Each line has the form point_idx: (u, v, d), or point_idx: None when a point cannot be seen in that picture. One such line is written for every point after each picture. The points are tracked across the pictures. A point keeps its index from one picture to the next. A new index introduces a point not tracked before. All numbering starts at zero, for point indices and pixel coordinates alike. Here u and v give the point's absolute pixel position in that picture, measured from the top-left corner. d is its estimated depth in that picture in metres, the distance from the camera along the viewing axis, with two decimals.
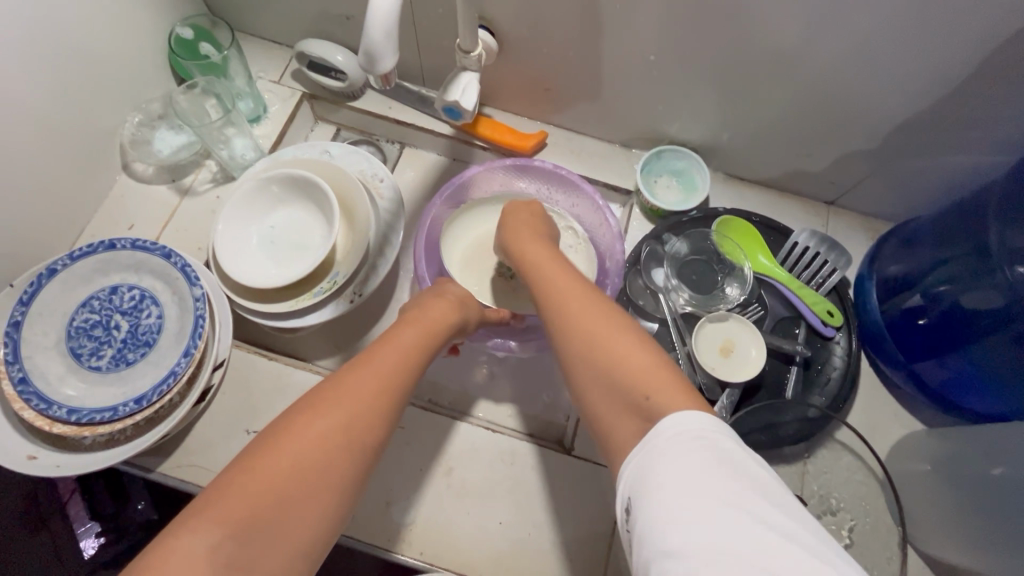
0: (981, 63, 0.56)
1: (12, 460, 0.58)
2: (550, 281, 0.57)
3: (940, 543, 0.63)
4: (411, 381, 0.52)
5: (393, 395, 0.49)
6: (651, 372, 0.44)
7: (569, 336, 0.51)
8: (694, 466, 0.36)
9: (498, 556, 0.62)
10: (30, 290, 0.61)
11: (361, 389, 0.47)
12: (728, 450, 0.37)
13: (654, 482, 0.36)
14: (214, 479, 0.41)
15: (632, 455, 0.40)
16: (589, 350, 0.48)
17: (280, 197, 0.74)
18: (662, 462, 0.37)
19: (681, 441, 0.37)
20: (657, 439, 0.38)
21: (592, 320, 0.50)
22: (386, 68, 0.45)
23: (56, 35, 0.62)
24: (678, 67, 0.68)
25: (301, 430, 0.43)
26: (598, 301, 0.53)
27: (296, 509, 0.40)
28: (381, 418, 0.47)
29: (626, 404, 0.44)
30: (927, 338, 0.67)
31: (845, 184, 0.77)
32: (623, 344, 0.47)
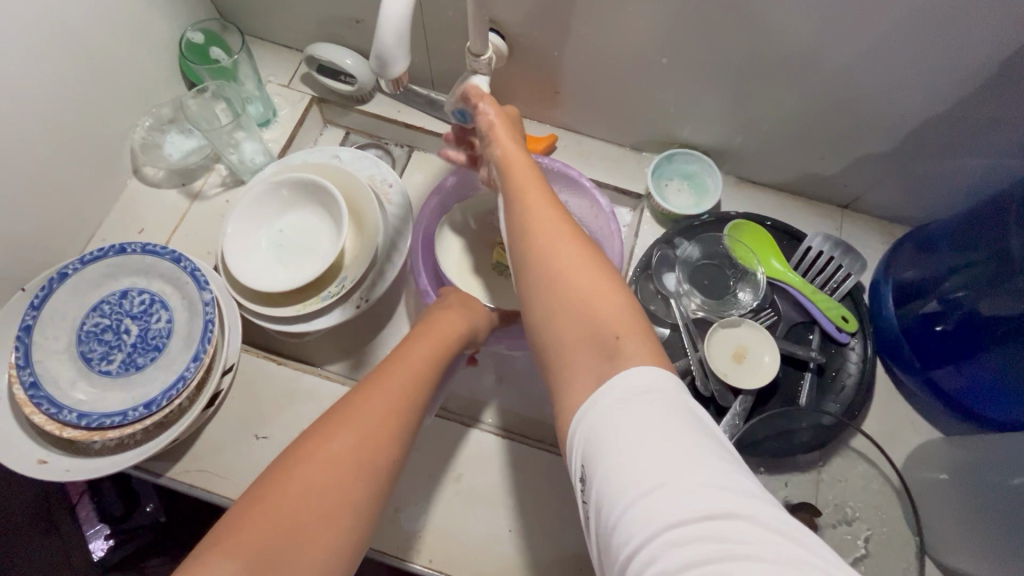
0: (1001, 65, 0.55)
1: (22, 464, 0.59)
2: (522, 196, 0.51)
3: (958, 554, 0.62)
4: (424, 394, 0.52)
5: (406, 410, 0.49)
6: (622, 314, 0.44)
7: (535, 261, 0.47)
8: (646, 415, 0.36)
9: (506, 564, 0.61)
10: (42, 294, 0.62)
11: (372, 409, 0.47)
12: (677, 399, 0.37)
13: (608, 434, 0.36)
14: (229, 508, 0.40)
15: (591, 397, 0.39)
16: (556, 277, 0.46)
17: (290, 201, 0.74)
18: (614, 412, 0.37)
19: (633, 391, 0.38)
20: (608, 385, 0.38)
21: (566, 250, 0.47)
22: (398, 72, 0.44)
23: (69, 40, 0.62)
24: (690, 70, 0.67)
25: (315, 454, 0.43)
26: (572, 223, 0.49)
27: (315, 532, 0.40)
28: (395, 433, 0.47)
29: (590, 339, 0.43)
30: (945, 345, 0.66)
31: (860, 188, 0.76)
32: (594, 280, 0.45)
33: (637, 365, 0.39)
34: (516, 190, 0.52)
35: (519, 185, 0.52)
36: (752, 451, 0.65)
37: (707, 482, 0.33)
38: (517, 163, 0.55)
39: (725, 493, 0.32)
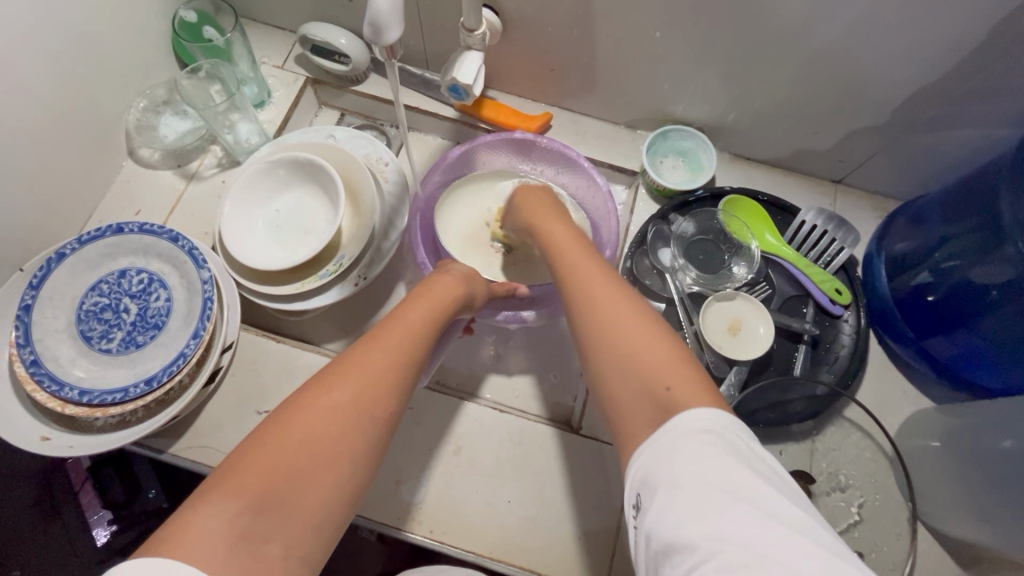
0: (989, 35, 0.56)
1: (25, 441, 0.59)
2: (587, 282, 0.52)
3: (951, 518, 0.63)
4: (421, 354, 0.53)
5: (405, 365, 0.50)
6: (677, 367, 0.43)
7: (598, 330, 0.48)
8: (703, 457, 0.36)
9: (507, 533, 0.63)
10: (40, 274, 0.62)
11: (371, 362, 0.48)
12: (739, 444, 0.37)
13: (664, 472, 0.37)
14: (229, 454, 0.41)
15: (648, 440, 0.39)
16: (614, 344, 0.46)
17: (286, 180, 0.74)
18: (672, 452, 0.37)
19: (690, 432, 0.38)
20: (666, 441, 0.38)
21: (627, 318, 0.48)
22: (392, 39, 0.44)
23: (59, 19, 0.62)
24: (682, 45, 0.68)
25: (313, 406, 0.44)
26: (636, 303, 0.49)
27: (313, 476, 0.41)
28: (394, 386, 0.48)
29: (647, 398, 0.42)
30: (936, 315, 0.67)
31: (853, 162, 0.76)
32: (656, 344, 0.45)
33: (693, 408, 0.39)
34: (586, 281, 0.53)
35: (587, 275, 0.53)
36: (747, 420, 0.66)
37: (764, 527, 0.32)
38: (588, 260, 0.56)
39: (784, 541, 0.32)
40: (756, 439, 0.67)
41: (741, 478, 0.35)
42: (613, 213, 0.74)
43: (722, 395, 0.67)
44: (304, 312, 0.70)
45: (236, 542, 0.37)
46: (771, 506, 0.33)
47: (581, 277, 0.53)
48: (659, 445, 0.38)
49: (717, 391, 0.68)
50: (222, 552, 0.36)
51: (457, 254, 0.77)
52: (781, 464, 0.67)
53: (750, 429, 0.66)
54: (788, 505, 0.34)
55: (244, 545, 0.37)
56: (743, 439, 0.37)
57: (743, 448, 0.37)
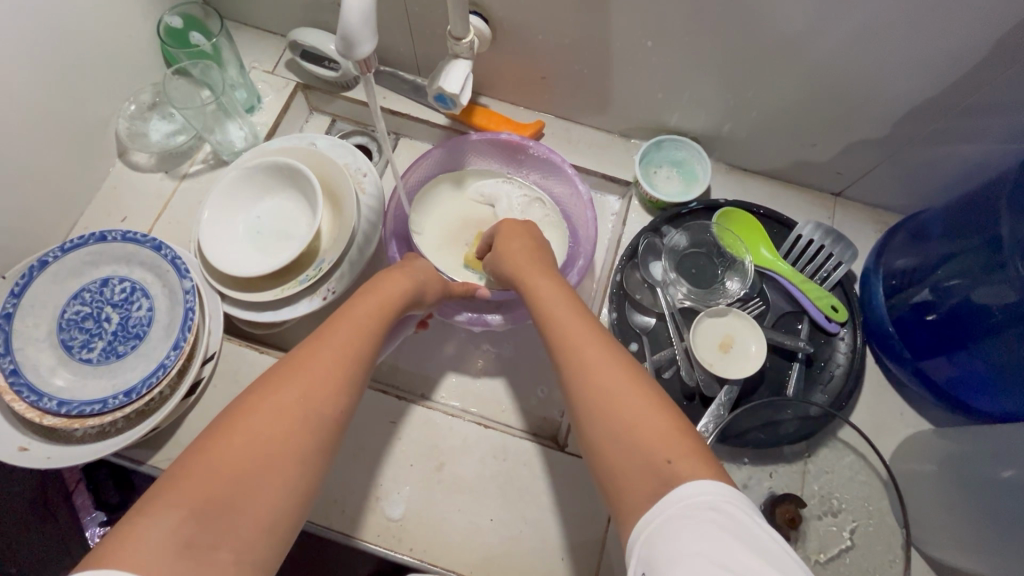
0: (991, 50, 0.54)
1: (3, 451, 0.59)
2: (569, 336, 0.52)
3: (946, 549, 0.61)
4: (369, 353, 0.53)
5: (355, 366, 0.50)
6: (671, 430, 0.42)
7: (587, 389, 0.47)
8: (710, 537, 0.35)
9: (488, 551, 0.61)
10: (21, 282, 0.61)
11: (317, 364, 0.48)
12: (745, 524, 0.35)
13: (669, 552, 0.35)
14: (172, 464, 0.40)
15: (649, 510, 0.39)
16: (604, 405, 0.45)
17: (267, 186, 0.73)
18: (675, 531, 0.36)
19: (696, 510, 0.36)
20: (671, 518, 0.37)
21: (608, 371, 0.47)
22: (365, 54, 0.42)
23: (43, 25, 0.61)
24: (676, 55, 0.66)
25: (258, 408, 0.43)
26: (617, 355, 0.49)
27: (258, 479, 0.41)
28: (343, 384, 0.48)
29: (643, 464, 0.41)
30: (936, 335, 0.65)
31: (852, 175, 0.74)
32: (649, 408, 0.44)
33: (694, 480, 0.38)
34: (570, 332, 0.52)
35: (566, 326, 0.53)
36: (735, 441, 0.64)
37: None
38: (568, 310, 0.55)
39: None
40: (746, 460, 0.65)
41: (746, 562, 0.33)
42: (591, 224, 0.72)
43: (711, 414, 0.66)
44: (275, 322, 0.70)
45: (181, 552, 0.36)
46: None
47: (567, 334, 0.52)
48: (662, 519, 0.37)
49: (707, 411, 0.67)
50: (168, 561, 0.35)
51: (427, 252, 0.75)
52: (770, 486, 0.65)
53: (739, 451, 0.65)
54: None
55: (190, 553, 0.36)
56: (751, 519, 0.36)
57: (753, 531, 0.35)
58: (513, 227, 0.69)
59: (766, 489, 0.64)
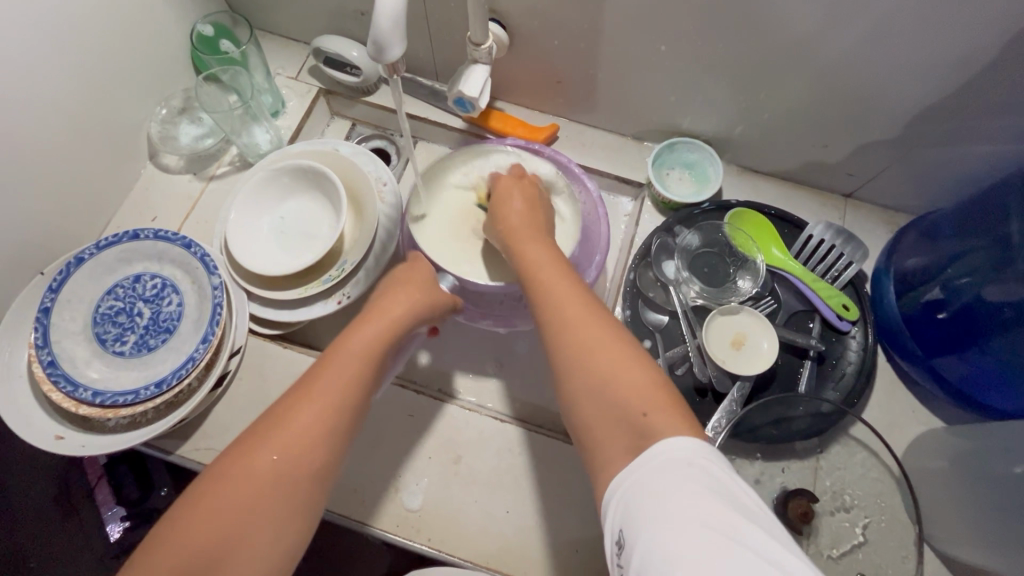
0: (998, 52, 0.55)
1: (41, 439, 0.61)
2: (561, 309, 0.51)
3: (957, 543, 0.61)
4: (357, 399, 0.52)
5: (338, 418, 0.50)
6: (651, 388, 0.44)
7: (572, 351, 0.48)
8: (689, 488, 0.37)
9: (504, 542, 0.63)
10: (59, 278, 0.64)
11: (294, 422, 0.48)
12: (719, 479, 0.38)
13: (650, 500, 0.37)
14: (161, 522, 0.44)
15: (626, 468, 0.41)
16: (591, 367, 0.46)
17: (291, 187, 0.75)
18: (657, 479, 0.38)
19: (676, 462, 0.38)
20: (650, 467, 0.39)
21: (602, 343, 0.47)
22: (395, 57, 0.45)
23: (83, 33, 0.65)
24: (688, 60, 0.68)
25: (234, 475, 0.45)
26: (608, 326, 0.49)
27: (239, 541, 0.44)
28: (326, 440, 0.49)
29: (622, 420, 0.43)
30: (946, 333, 0.66)
31: (863, 176, 0.75)
32: (632, 373, 0.45)
33: (678, 437, 0.40)
34: (559, 306, 0.51)
35: (556, 301, 0.51)
36: (748, 437, 0.65)
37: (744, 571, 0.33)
38: (556, 277, 0.54)
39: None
40: (757, 456, 0.66)
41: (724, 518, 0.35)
42: (602, 227, 0.74)
43: (723, 410, 0.67)
44: (293, 323, 0.72)
45: None
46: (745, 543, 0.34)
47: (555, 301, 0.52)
48: (644, 467, 0.39)
49: (719, 407, 0.68)
50: None
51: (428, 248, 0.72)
52: (783, 482, 0.66)
53: (751, 447, 0.66)
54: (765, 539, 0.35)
55: None
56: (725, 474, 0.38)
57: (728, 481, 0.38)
58: (508, 183, 0.67)
59: (778, 484, 0.66)
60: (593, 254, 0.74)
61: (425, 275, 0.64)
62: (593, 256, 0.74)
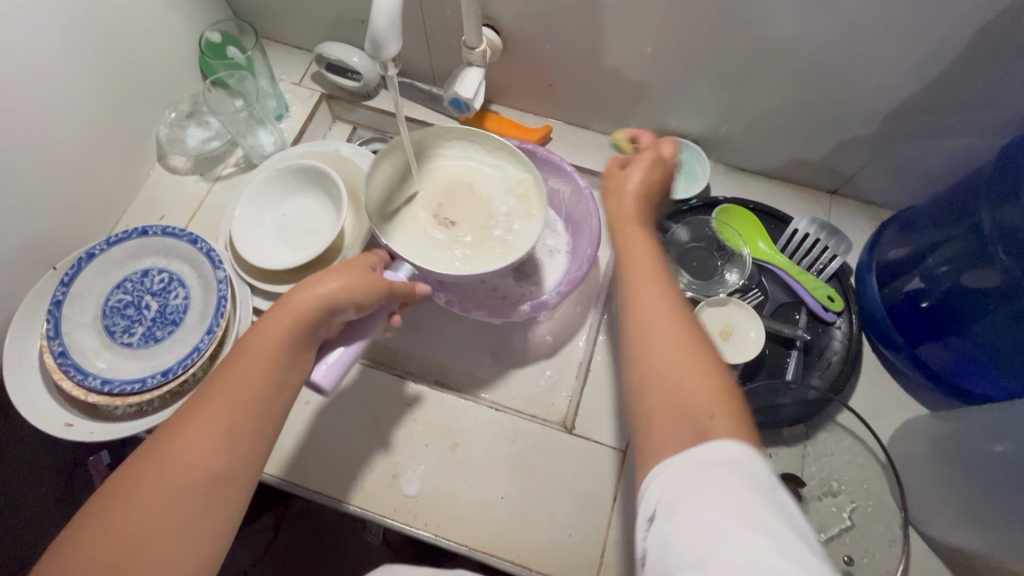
0: (965, 49, 0.58)
1: (51, 426, 0.63)
2: (644, 295, 0.49)
3: (941, 526, 0.63)
4: (272, 397, 0.49)
5: (252, 419, 0.47)
6: (724, 392, 0.42)
7: (648, 340, 0.46)
8: (736, 483, 0.35)
9: (500, 526, 0.65)
10: (71, 272, 0.67)
11: (201, 427, 0.45)
12: (773, 488, 0.36)
13: (691, 487, 0.36)
14: (60, 537, 0.42)
15: (675, 455, 0.39)
16: (662, 357, 0.44)
17: (295, 187, 0.79)
18: (699, 470, 0.37)
19: (728, 459, 0.37)
20: (694, 457, 0.38)
21: (678, 333, 0.46)
22: (392, 53, 0.48)
23: (97, 39, 0.68)
24: (673, 61, 0.71)
25: (137, 485, 0.43)
26: (687, 319, 0.47)
27: (150, 558, 0.41)
28: (240, 443, 0.46)
29: (683, 413, 0.41)
30: (930, 321, 0.67)
31: (845, 172, 0.78)
32: (699, 373, 0.43)
33: (728, 441, 0.38)
34: (641, 294, 0.49)
35: (648, 290, 0.49)
36: None
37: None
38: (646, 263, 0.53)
39: None
40: None
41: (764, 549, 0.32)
42: (594, 222, 0.74)
43: None
44: None
45: None
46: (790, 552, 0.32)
47: (645, 288, 0.50)
48: (687, 459, 0.38)
49: None
50: None
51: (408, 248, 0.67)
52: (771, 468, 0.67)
53: None
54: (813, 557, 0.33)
55: None
56: (780, 502, 0.35)
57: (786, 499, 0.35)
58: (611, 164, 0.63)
59: None
60: (585, 247, 0.75)
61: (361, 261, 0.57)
62: (585, 248, 0.75)
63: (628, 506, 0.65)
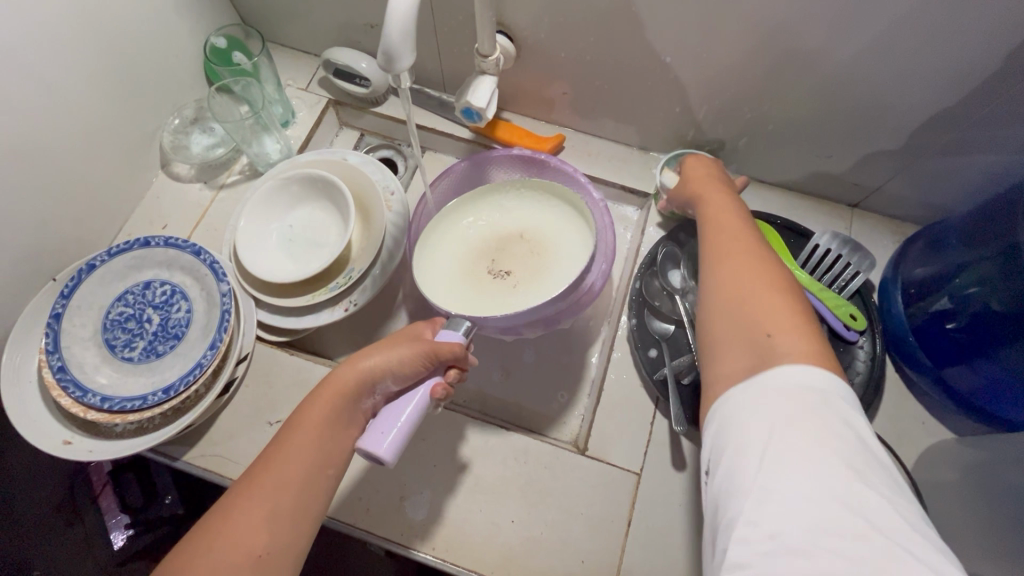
0: (1001, 63, 0.56)
1: (48, 444, 0.61)
2: (731, 246, 0.53)
3: None
4: (325, 465, 0.51)
5: (310, 488, 0.50)
6: (799, 325, 0.44)
7: (723, 286, 0.49)
8: (785, 414, 0.39)
9: (511, 551, 0.62)
10: (71, 284, 0.65)
11: (265, 492, 0.48)
12: (821, 410, 0.38)
13: (743, 421, 0.40)
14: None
15: (739, 383, 0.42)
16: (741, 292, 0.48)
17: (300, 197, 0.77)
18: (752, 401, 0.41)
19: (783, 388, 0.40)
20: (755, 388, 0.41)
21: (761, 274, 0.49)
22: (404, 67, 0.46)
23: (100, 45, 0.67)
24: (692, 71, 0.69)
25: (207, 550, 0.45)
26: (777, 265, 0.50)
27: None
28: (302, 511, 0.49)
29: (746, 335, 0.45)
30: (957, 344, 0.64)
31: (869, 186, 0.76)
32: (771, 306, 0.46)
33: (794, 364, 0.41)
34: (729, 246, 0.53)
35: (737, 246, 0.53)
36: None
37: (829, 511, 0.35)
38: (736, 224, 0.56)
39: (823, 517, 0.35)
40: None
41: (823, 452, 0.37)
42: (611, 238, 0.71)
43: None
44: (299, 329, 0.72)
45: None
46: (831, 478, 0.36)
47: (728, 242, 0.54)
48: (750, 386, 0.41)
49: None
50: None
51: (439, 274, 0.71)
52: None
53: None
54: (855, 479, 0.36)
55: None
56: (835, 407, 0.39)
57: (836, 423, 0.38)
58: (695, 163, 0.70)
59: None
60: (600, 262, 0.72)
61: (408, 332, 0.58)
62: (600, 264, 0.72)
63: (644, 532, 0.63)
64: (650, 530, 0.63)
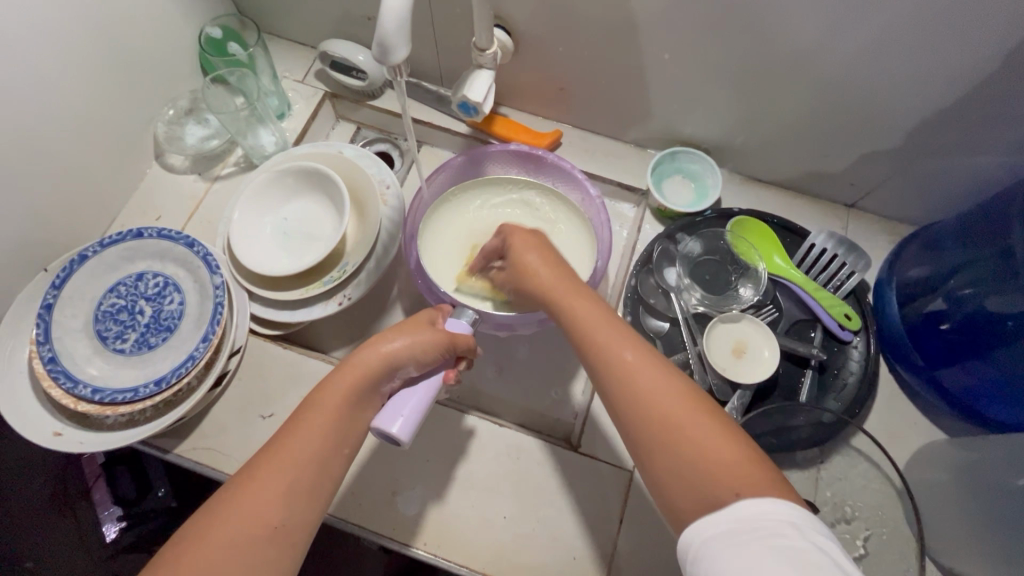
0: (998, 65, 0.56)
1: (38, 435, 0.61)
2: (625, 369, 0.47)
3: (959, 559, 0.60)
4: (343, 442, 0.51)
5: (330, 465, 0.49)
6: (744, 459, 0.41)
7: (652, 429, 0.44)
8: (764, 551, 0.36)
9: (503, 547, 0.62)
10: (62, 274, 0.65)
11: (285, 464, 0.47)
12: (799, 547, 0.36)
13: (722, 561, 0.37)
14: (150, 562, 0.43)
15: (711, 520, 0.39)
16: (673, 436, 0.43)
17: (295, 190, 0.76)
18: (727, 539, 0.38)
19: (756, 521, 0.37)
20: (730, 522, 0.38)
21: (677, 404, 0.45)
22: (400, 59, 0.45)
23: (94, 34, 0.66)
24: (690, 69, 0.68)
25: (225, 522, 0.44)
26: (675, 379, 0.47)
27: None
28: (319, 488, 0.48)
29: (703, 487, 0.41)
30: (949, 345, 0.65)
31: (865, 186, 0.76)
32: (715, 441, 0.42)
33: (762, 502, 0.38)
34: (622, 367, 0.48)
35: (626, 363, 0.48)
36: None
37: None
38: (612, 326, 0.51)
39: None
40: None
41: None
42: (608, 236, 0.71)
43: None
44: (292, 322, 0.72)
45: None
46: None
47: (624, 358, 0.48)
48: (720, 530, 0.38)
49: None
50: None
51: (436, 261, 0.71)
52: None
53: None
54: None
55: None
56: (813, 542, 0.36)
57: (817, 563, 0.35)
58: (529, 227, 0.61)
59: None
60: None
61: (424, 316, 0.58)
62: None
63: (635, 529, 0.63)
64: (642, 528, 0.63)
